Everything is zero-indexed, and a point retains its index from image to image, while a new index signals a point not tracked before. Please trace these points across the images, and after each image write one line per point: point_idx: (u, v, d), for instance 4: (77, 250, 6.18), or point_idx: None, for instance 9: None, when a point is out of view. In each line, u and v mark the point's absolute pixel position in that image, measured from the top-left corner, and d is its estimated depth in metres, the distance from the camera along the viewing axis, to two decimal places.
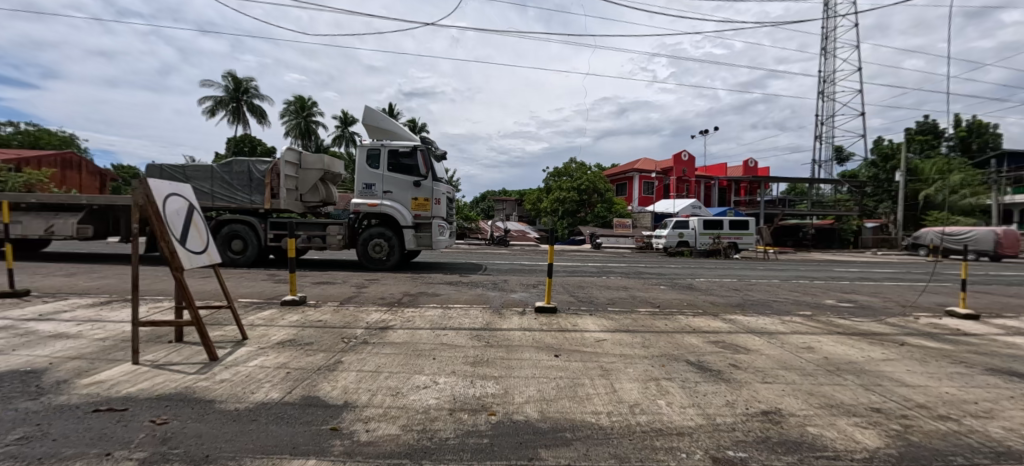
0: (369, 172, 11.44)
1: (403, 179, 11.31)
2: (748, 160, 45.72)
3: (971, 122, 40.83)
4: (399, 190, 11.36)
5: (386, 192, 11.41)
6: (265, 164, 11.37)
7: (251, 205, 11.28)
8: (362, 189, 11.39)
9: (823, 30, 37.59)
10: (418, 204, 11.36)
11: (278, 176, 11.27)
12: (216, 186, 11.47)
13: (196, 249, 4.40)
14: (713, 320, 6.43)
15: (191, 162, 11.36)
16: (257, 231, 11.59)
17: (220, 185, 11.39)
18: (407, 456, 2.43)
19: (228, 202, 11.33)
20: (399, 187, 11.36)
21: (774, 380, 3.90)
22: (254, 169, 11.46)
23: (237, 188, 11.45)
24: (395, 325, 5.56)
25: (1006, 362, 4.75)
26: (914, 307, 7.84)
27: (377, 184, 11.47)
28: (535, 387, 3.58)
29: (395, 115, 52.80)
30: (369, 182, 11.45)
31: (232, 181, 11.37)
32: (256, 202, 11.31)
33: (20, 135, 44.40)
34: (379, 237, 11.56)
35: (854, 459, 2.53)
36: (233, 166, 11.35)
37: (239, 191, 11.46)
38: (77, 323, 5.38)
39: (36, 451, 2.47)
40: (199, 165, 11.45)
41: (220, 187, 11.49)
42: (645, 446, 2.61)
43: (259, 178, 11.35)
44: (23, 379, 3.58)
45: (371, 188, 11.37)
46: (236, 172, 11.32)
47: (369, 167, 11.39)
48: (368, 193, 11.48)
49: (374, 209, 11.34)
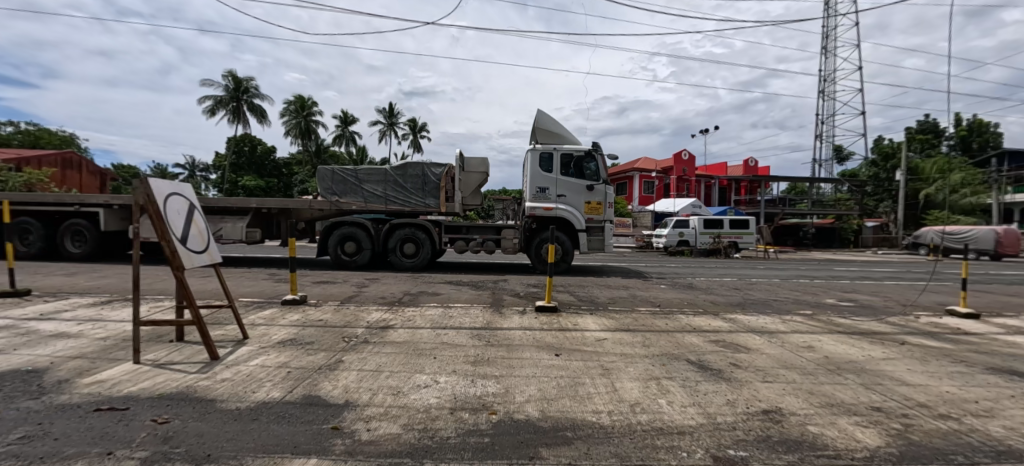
0: (541, 176, 11.32)
1: (577, 183, 11.25)
2: (749, 160, 43.98)
3: (971, 121, 40.81)
4: (572, 194, 11.30)
5: (559, 195, 11.31)
6: (442, 167, 11.54)
7: (427, 208, 11.45)
8: (536, 192, 11.28)
9: (823, 29, 37.56)
10: (591, 208, 11.32)
11: (453, 180, 11.64)
12: (389, 190, 11.63)
13: (195, 248, 4.39)
14: (714, 319, 6.42)
15: (364, 165, 11.63)
16: (433, 233, 11.72)
17: (394, 188, 11.56)
18: (408, 455, 2.43)
19: (403, 205, 11.45)
20: (573, 191, 11.29)
21: (774, 379, 3.90)
22: (427, 172, 11.61)
23: (413, 191, 11.61)
24: (395, 325, 5.54)
25: (1007, 362, 4.75)
26: (914, 306, 7.84)
27: (550, 187, 11.35)
28: (535, 386, 3.58)
29: (395, 114, 52.79)
30: (543, 186, 11.32)
31: (408, 185, 11.54)
32: (432, 206, 11.49)
33: (20, 135, 44.39)
34: (553, 240, 11.61)
35: (855, 458, 2.53)
36: (409, 170, 11.54)
37: (413, 194, 11.61)
38: (77, 323, 5.37)
39: (38, 450, 2.47)
40: (372, 168, 11.69)
41: (393, 190, 11.65)
42: (645, 445, 2.61)
43: (433, 182, 11.53)
44: (23, 379, 3.57)
45: (547, 192, 11.25)
46: (412, 175, 11.56)
47: (544, 170, 11.26)
48: (541, 197, 11.36)
49: (550, 213, 11.25)
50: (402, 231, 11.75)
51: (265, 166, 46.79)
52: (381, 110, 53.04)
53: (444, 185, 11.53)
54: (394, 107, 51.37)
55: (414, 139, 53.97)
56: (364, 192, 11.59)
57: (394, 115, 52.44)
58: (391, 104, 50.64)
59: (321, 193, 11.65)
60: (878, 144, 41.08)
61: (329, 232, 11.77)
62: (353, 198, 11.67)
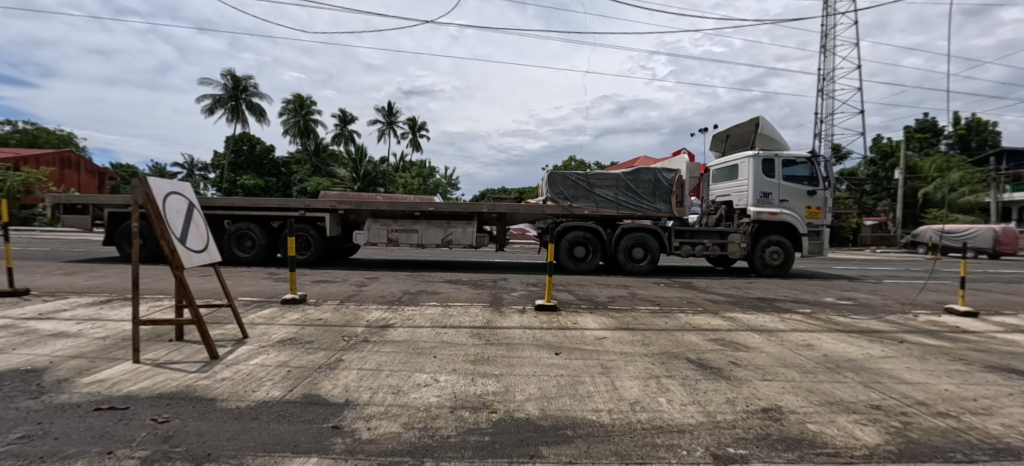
0: (763, 181, 11.40)
1: (799, 188, 11.43)
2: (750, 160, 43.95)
3: (970, 120, 40.89)
4: (794, 199, 11.49)
5: (782, 200, 11.48)
6: (672, 172, 11.58)
7: (660, 213, 11.49)
8: (759, 198, 11.37)
9: (823, 28, 37.57)
10: (812, 212, 11.53)
11: (685, 186, 11.61)
12: (620, 194, 11.62)
13: (195, 248, 4.39)
14: (713, 317, 6.44)
15: (596, 170, 11.61)
16: (663, 238, 11.69)
17: (627, 193, 11.55)
18: (408, 454, 2.44)
19: (636, 210, 11.44)
20: (796, 196, 11.49)
21: (774, 378, 3.91)
22: (657, 177, 11.67)
23: (643, 197, 11.60)
24: (395, 324, 5.55)
25: (1005, 359, 4.77)
26: (913, 305, 7.86)
27: (772, 192, 11.47)
28: (535, 385, 3.59)
29: (394, 114, 52.75)
30: (765, 191, 11.43)
31: (643, 190, 11.54)
32: (664, 210, 11.52)
33: (18, 135, 44.37)
34: (777, 244, 11.74)
35: (854, 455, 2.54)
36: (640, 175, 11.55)
37: (644, 199, 11.62)
38: (76, 323, 5.35)
39: (38, 450, 2.47)
40: (602, 173, 11.66)
41: (624, 196, 11.62)
42: (646, 443, 2.62)
43: (666, 187, 11.56)
44: (23, 379, 3.56)
45: (771, 196, 11.37)
46: (645, 180, 11.56)
47: (767, 175, 11.31)
48: (763, 202, 11.47)
49: (774, 218, 11.39)
50: (630, 237, 11.69)
51: (264, 165, 46.73)
52: (380, 109, 53.00)
53: (677, 189, 11.56)
54: (394, 106, 51.31)
55: (413, 138, 53.95)
56: (597, 198, 11.61)
57: (394, 114, 52.39)
58: (390, 103, 50.59)
59: (551, 198, 11.67)
60: (877, 143, 41.15)
61: (556, 236, 11.73)
62: (584, 204, 11.69)
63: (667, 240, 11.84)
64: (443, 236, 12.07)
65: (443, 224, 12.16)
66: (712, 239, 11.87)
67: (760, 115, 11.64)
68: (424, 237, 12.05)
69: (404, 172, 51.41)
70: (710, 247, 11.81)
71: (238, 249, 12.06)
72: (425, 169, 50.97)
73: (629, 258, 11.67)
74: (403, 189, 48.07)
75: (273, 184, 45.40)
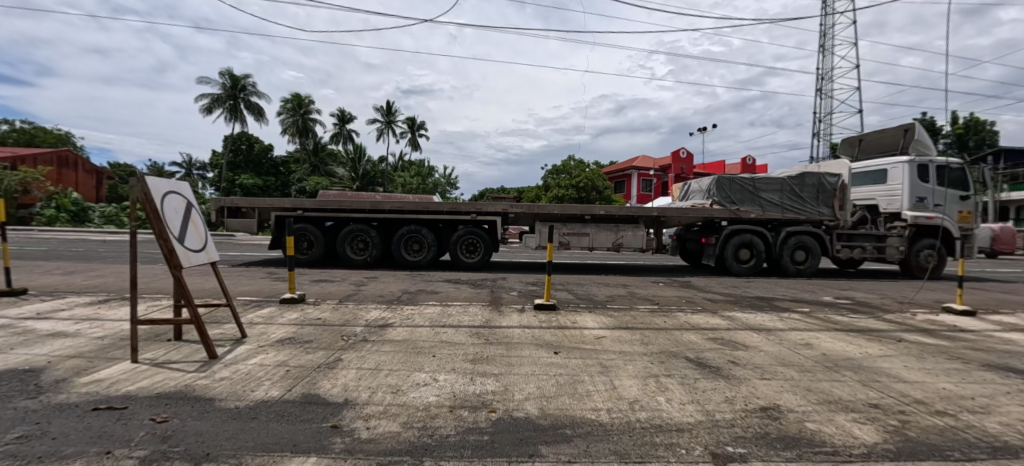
0: (921, 187, 11.48)
1: (953, 193, 11.63)
2: (749, 159, 44.06)
3: (969, 119, 40.98)
4: (948, 203, 11.68)
5: (937, 204, 11.60)
6: (838, 178, 11.93)
7: (826, 217, 11.77)
8: (917, 202, 11.45)
9: (821, 27, 37.65)
10: (964, 217, 11.77)
11: (848, 192, 11.90)
12: (786, 199, 11.89)
13: (194, 247, 4.39)
14: (712, 317, 6.45)
15: (763, 175, 11.86)
16: (825, 240, 11.88)
17: (794, 198, 11.81)
18: (408, 454, 2.44)
19: (807, 215, 11.65)
20: (949, 201, 11.66)
21: (772, 376, 3.92)
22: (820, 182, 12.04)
23: (808, 201, 11.89)
24: (395, 323, 5.56)
25: (1003, 358, 4.80)
26: (911, 304, 7.88)
27: (928, 197, 11.57)
28: (535, 384, 3.59)
29: (393, 113, 52.67)
30: (921, 196, 11.51)
31: (807, 194, 11.83)
32: (829, 215, 11.81)
33: (14, 134, 44.18)
34: (931, 248, 11.90)
35: (852, 454, 2.55)
36: (807, 180, 11.92)
37: (807, 203, 11.90)
38: (74, 323, 5.33)
39: (36, 450, 2.46)
40: (768, 178, 11.93)
41: (788, 199, 11.91)
42: (645, 443, 2.62)
43: (829, 191, 11.92)
44: (21, 379, 3.55)
45: (927, 201, 11.49)
46: (810, 185, 11.89)
47: (923, 180, 11.39)
48: (920, 206, 11.55)
49: (932, 222, 11.49)
50: (794, 240, 11.87)
51: (262, 164, 46.60)
52: (379, 108, 52.97)
53: (841, 193, 11.89)
54: (392, 105, 51.25)
55: (413, 137, 53.95)
56: (763, 201, 11.79)
57: (393, 114, 52.38)
58: (389, 102, 50.54)
59: (717, 199, 11.74)
60: (875, 142, 41.26)
61: (722, 238, 11.83)
62: (750, 207, 11.82)
63: (828, 243, 12.01)
64: (613, 240, 12.05)
65: (613, 227, 12.14)
66: (869, 241, 11.95)
67: (913, 121, 11.46)
68: (596, 240, 12.05)
69: (403, 171, 51.33)
70: (869, 249, 11.88)
71: (407, 253, 11.94)
72: (424, 168, 50.90)
73: (790, 259, 11.84)
74: (402, 188, 48.01)
75: (272, 183, 45.28)
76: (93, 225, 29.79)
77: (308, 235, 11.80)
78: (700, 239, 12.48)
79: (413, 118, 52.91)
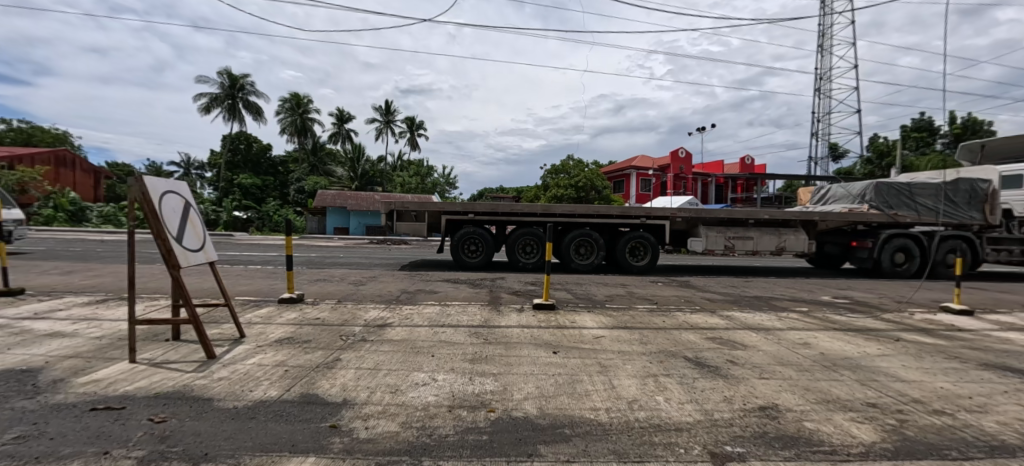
0: None
1: None
2: (747, 158, 44.12)
3: (966, 119, 41.11)
4: None
5: None
6: (988, 182, 11.71)
7: (977, 221, 11.65)
8: None
9: (819, 28, 37.74)
10: None
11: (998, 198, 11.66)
12: (938, 203, 11.71)
13: (192, 247, 4.38)
14: (711, 316, 6.46)
15: (919, 180, 11.62)
16: (978, 245, 11.81)
17: (948, 203, 11.65)
18: (406, 454, 2.43)
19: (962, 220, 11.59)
20: None
21: (771, 376, 3.92)
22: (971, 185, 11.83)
23: (959, 205, 11.76)
24: (394, 323, 5.56)
25: (1000, 358, 4.81)
26: (910, 304, 7.90)
27: None
28: (534, 383, 3.59)
29: (392, 112, 52.64)
30: None
31: (962, 199, 11.67)
32: (979, 219, 11.69)
33: (11, 134, 44.04)
34: None
35: (851, 453, 2.55)
36: (960, 185, 11.69)
37: (961, 208, 11.77)
38: (72, 323, 5.31)
39: (34, 450, 2.45)
40: (922, 182, 11.70)
41: (941, 204, 11.74)
42: (644, 442, 2.63)
43: (981, 195, 11.75)
44: (18, 379, 3.54)
45: None
46: (965, 190, 11.70)
47: None
48: None
49: None
50: (946, 244, 11.87)
51: (260, 164, 46.49)
52: (378, 108, 52.95)
53: (992, 199, 11.68)
54: (391, 105, 51.22)
55: (411, 137, 53.93)
56: (918, 205, 11.62)
57: (392, 113, 52.35)
58: (388, 102, 50.53)
59: (873, 203, 11.55)
60: (873, 142, 41.38)
61: (880, 242, 11.70)
62: (904, 211, 11.65)
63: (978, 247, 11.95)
64: (776, 243, 11.92)
65: (775, 231, 12.00)
66: (1016, 245, 11.84)
67: None
68: (760, 244, 11.93)
69: (401, 171, 51.28)
70: (1017, 253, 11.79)
71: (575, 256, 11.71)
72: (423, 168, 50.86)
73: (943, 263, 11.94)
74: (401, 188, 47.97)
75: (271, 183, 45.20)
76: (91, 224, 29.73)
77: (476, 238, 11.81)
78: (844, 241, 12.47)
79: (412, 118, 52.88)
